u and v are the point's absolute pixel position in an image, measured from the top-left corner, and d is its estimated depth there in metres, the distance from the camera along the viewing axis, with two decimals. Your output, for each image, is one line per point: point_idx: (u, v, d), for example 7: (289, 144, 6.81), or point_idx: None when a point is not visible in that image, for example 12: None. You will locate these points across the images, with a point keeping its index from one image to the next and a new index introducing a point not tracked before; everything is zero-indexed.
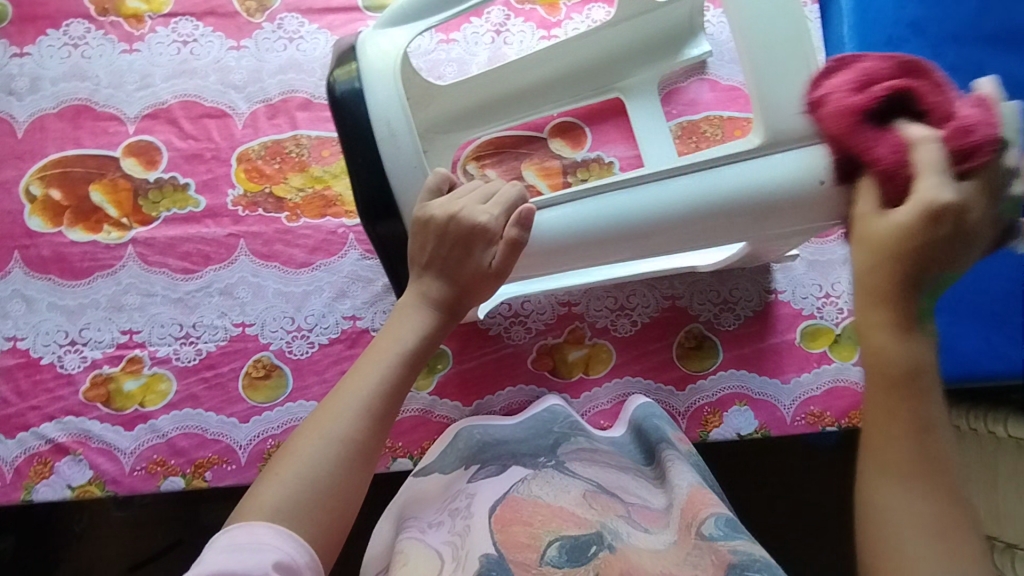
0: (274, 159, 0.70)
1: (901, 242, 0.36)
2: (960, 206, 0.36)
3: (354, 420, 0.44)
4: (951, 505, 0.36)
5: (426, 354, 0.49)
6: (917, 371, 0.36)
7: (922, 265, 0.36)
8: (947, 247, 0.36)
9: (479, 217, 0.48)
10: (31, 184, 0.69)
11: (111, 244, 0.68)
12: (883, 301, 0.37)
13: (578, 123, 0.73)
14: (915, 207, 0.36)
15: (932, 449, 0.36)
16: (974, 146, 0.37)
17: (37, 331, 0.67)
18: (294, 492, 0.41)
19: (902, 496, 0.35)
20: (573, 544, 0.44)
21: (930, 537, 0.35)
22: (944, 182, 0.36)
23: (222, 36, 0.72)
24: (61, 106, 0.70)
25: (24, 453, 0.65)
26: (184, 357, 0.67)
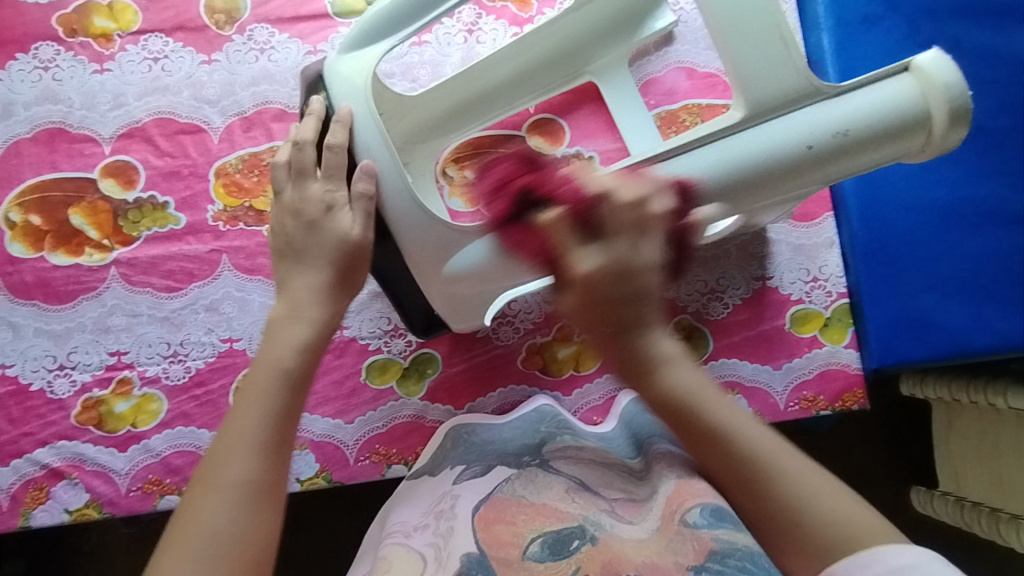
0: (252, 172, 0.70)
1: (595, 299, 0.46)
2: (613, 262, 0.46)
3: (248, 462, 0.44)
4: (799, 478, 0.44)
5: (311, 361, 0.50)
6: (690, 396, 0.46)
7: (620, 332, 0.46)
8: (623, 307, 0.46)
9: (316, 203, 0.53)
10: (9, 211, 0.68)
11: (94, 267, 0.68)
12: (634, 359, 0.47)
13: (556, 120, 0.73)
14: (579, 283, 0.46)
15: (741, 448, 0.45)
16: (590, 204, 0.47)
17: (25, 358, 0.67)
18: (198, 555, 0.41)
19: (746, 497, 0.44)
20: (554, 537, 0.45)
21: (784, 509, 0.43)
22: (588, 250, 0.46)
23: (192, 50, 0.72)
24: (36, 131, 0.70)
25: (19, 479, 0.65)
26: (174, 375, 0.67)
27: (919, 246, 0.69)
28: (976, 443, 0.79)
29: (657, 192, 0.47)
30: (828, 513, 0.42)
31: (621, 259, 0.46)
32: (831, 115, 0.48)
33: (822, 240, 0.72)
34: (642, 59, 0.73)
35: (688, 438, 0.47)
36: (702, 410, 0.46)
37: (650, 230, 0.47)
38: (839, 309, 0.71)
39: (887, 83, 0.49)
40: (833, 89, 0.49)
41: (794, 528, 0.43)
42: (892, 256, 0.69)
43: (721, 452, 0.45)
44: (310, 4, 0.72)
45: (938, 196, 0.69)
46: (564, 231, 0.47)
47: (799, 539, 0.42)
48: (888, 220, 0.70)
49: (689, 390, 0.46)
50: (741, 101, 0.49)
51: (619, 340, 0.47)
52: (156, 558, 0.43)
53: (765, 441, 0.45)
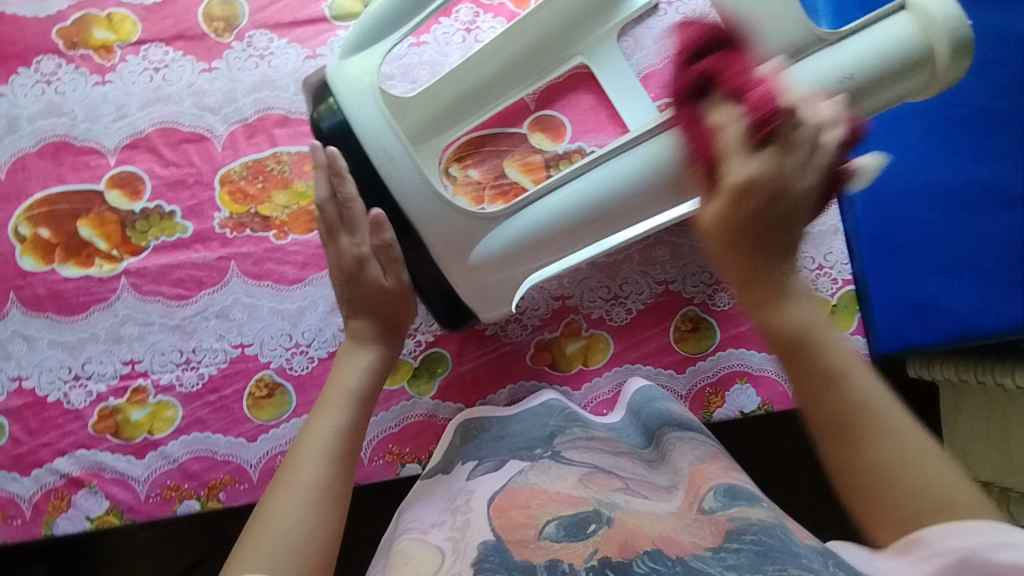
0: (257, 178, 0.70)
1: (740, 227, 0.41)
2: (770, 175, 0.40)
3: (321, 466, 0.48)
4: (907, 439, 0.39)
5: (377, 382, 0.56)
6: (809, 334, 0.41)
7: (758, 247, 0.41)
8: (773, 231, 0.41)
9: (349, 257, 0.57)
10: (19, 225, 0.69)
11: (104, 277, 0.69)
12: (759, 286, 0.41)
13: (557, 116, 0.73)
14: (727, 194, 0.41)
15: (860, 393, 0.40)
16: (768, 116, 0.41)
17: (40, 370, 0.68)
18: (272, 549, 0.43)
19: (847, 451, 0.39)
20: (569, 520, 0.45)
21: (883, 471, 0.38)
22: (747, 158, 0.41)
23: (192, 59, 0.72)
24: (40, 144, 0.70)
25: (41, 489, 0.66)
26: (187, 382, 0.68)
27: (919, 227, 0.69)
28: (984, 422, 0.80)
29: (830, 122, 0.43)
30: (931, 479, 0.38)
31: (805, 190, 0.41)
32: (837, 59, 0.48)
33: (828, 227, 0.73)
34: (639, 52, 0.73)
35: (796, 372, 0.41)
36: (822, 346, 0.41)
37: (819, 159, 0.41)
38: (846, 296, 0.72)
39: (882, 25, 0.49)
40: (831, 37, 0.49)
41: (893, 491, 0.38)
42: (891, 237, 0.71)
43: (829, 389, 0.40)
44: (307, 8, 0.73)
45: (941, 179, 0.68)
46: (729, 143, 0.42)
47: (883, 502, 0.38)
48: (888, 201, 0.71)
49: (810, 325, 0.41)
50: (745, 60, 0.49)
51: (755, 258, 0.41)
52: (229, 559, 0.44)
53: (881, 397, 0.40)
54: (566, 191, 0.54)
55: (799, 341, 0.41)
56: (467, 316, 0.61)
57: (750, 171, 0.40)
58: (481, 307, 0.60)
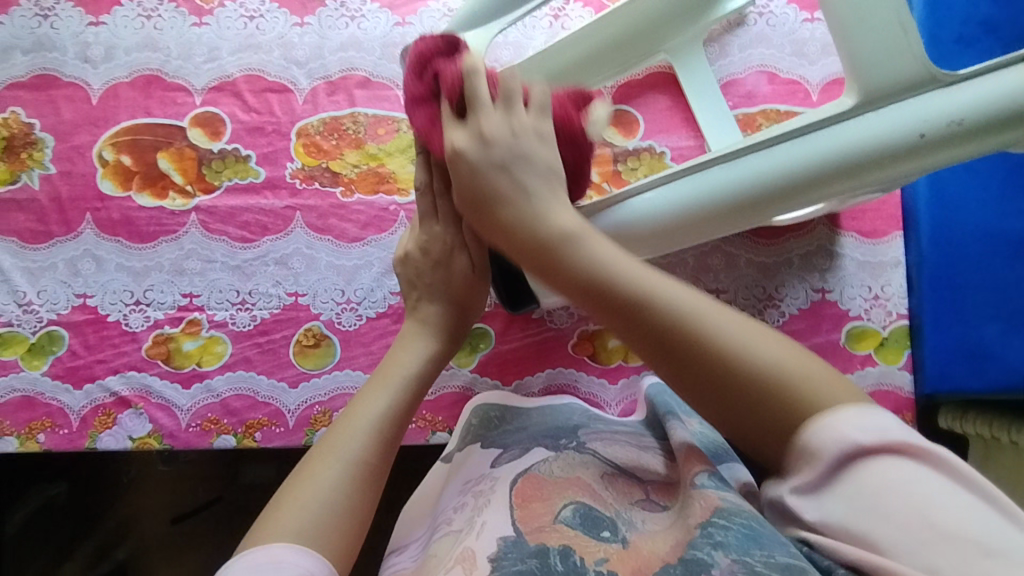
0: (332, 135, 0.72)
1: (470, 190, 0.49)
2: (479, 129, 0.49)
3: (365, 443, 0.49)
4: (716, 334, 0.41)
5: (433, 369, 0.58)
6: (601, 272, 0.44)
7: (493, 206, 0.49)
8: (486, 189, 0.49)
9: (440, 242, 0.60)
10: (103, 149, 0.72)
11: (175, 210, 0.71)
12: (530, 259, 0.47)
13: (631, 112, 0.73)
14: (449, 156, 0.50)
15: (662, 312, 0.42)
16: (454, 86, 0.50)
17: (105, 290, 0.70)
18: (308, 517, 0.44)
19: (673, 375, 0.42)
20: (586, 511, 0.48)
21: (725, 377, 0.40)
22: (454, 125, 0.50)
23: (287, 12, 0.74)
24: (133, 75, 0.73)
25: (90, 403, 0.69)
26: (240, 322, 0.70)
27: (983, 274, 0.69)
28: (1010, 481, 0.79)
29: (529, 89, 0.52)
30: (759, 364, 0.40)
31: (506, 132, 0.49)
32: (944, 101, 0.46)
33: (890, 259, 0.71)
34: (724, 59, 0.73)
35: (602, 309, 0.44)
36: (615, 283, 0.44)
37: (510, 109, 0.50)
38: (898, 331, 0.70)
39: (1002, 74, 0.46)
40: (951, 77, 0.47)
41: (750, 391, 0.39)
42: (956, 284, 0.69)
43: (633, 317, 0.43)
44: None
45: (1010, 227, 0.70)
46: (437, 122, 0.51)
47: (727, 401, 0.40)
48: (959, 246, 0.70)
49: (597, 267, 0.45)
50: (852, 88, 0.48)
51: (520, 238, 0.48)
52: (264, 510, 0.46)
53: (693, 304, 0.42)
54: (626, 204, 0.54)
55: (590, 283, 0.44)
56: (527, 299, 0.66)
57: (456, 137, 0.50)
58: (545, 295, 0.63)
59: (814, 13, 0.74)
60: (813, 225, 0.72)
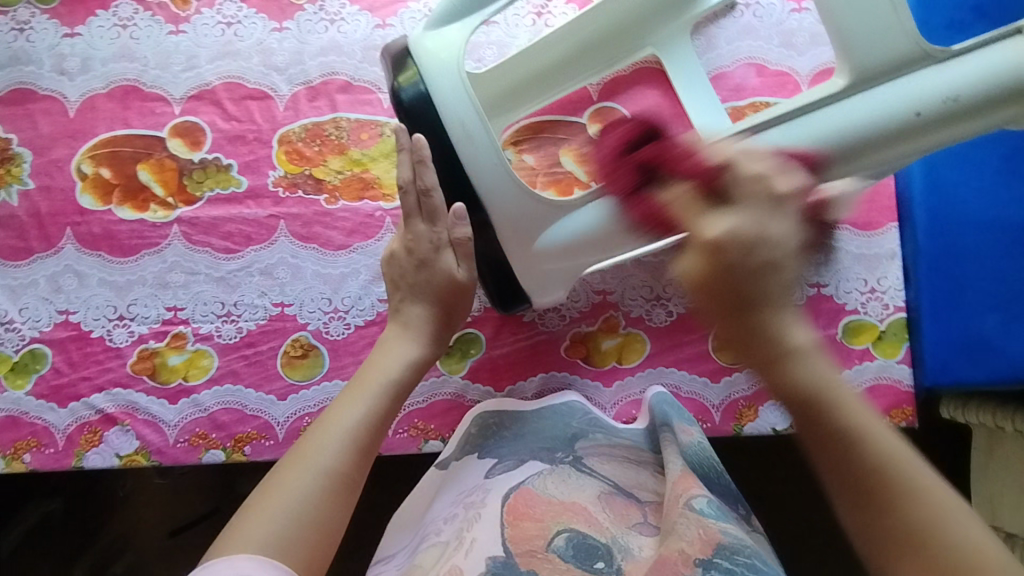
0: (314, 141, 0.71)
1: (716, 296, 0.42)
2: (744, 235, 0.42)
3: (340, 451, 0.48)
4: (919, 495, 0.38)
5: (416, 376, 0.57)
6: (823, 389, 0.41)
7: (748, 308, 0.41)
8: (747, 281, 0.41)
9: (427, 242, 0.59)
10: (82, 162, 0.71)
11: (157, 223, 0.70)
12: (735, 327, 0.42)
13: (618, 109, 0.72)
14: (700, 249, 0.42)
15: (873, 454, 0.40)
16: (709, 175, 0.45)
17: (88, 306, 0.69)
18: (274, 529, 0.42)
19: (862, 513, 0.39)
20: (580, 540, 0.46)
21: (920, 540, 0.38)
22: (714, 218, 0.43)
23: (265, 18, 0.73)
24: (111, 86, 0.72)
25: (75, 421, 0.68)
26: (226, 334, 0.69)
27: (981, 263, 0.68)
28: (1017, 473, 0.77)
29: (779, 173, 0.45)
30: (953, 538, 0.37)
31: (759, 229, 0.42)
32: (938, 80, 0.47)
33: (885, 250, 0.70)
34: (711, 52, 0.72)
35: (807, 426, 0.41)
36: (830, 407, 0.41)
37: (781, 210, 0.43)
38: (895, 323, 0.69)
39: (993, 49, 0.47)
40: (944, 54, 0.47)
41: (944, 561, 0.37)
42: (956, 272, 0.68)
43: (846, 453, 0.40)
44: None
45: (1009, 214, 0.68)
46: (684, 209, 0.45)
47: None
48: (955, 236, 0.69)
49: (822, 381, 0.41)
50: (844, 69, 0.48)
51: (733, 304, 0.42)
52: (229, 523, 0.44)
53: (897, 452, 0.40)
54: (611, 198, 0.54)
55: (812, 405, 0.41)
56: (521, 298, 0.61)
57: (720, 228, 0.42)
58: (538, 291, 0.61)
59: (801, 3, 0.73)
60: None
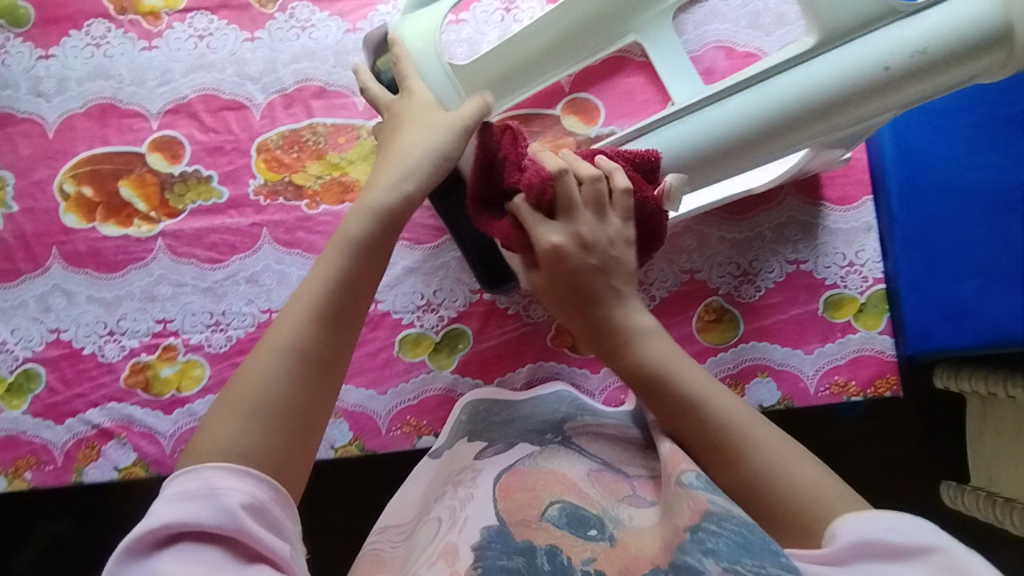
0: (292, 148, 0.72)
1: (562, 293, 0.53)
2: (576, 236, 0.52)
3: (299, 331, 0.47)
4: (755, 446, 0.47)
5: (384, 234, 0.52)
6: (659, 371, 0.51)
7: (585, 304, 0.53)
8: (586, 281, 0.52)
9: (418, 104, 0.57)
10: (64, 182, 0.71)
11: (142, 237, 0.71)
12: (607, 338, 0.52)
13: (591, 99, 0.73)
14: (541, 253, 0.52)
15: (709, 419, 0.49)
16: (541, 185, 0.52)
17: (78, 323, 0.70)
18: (244, 413, 0.44)
19: (720, 467, 0.48)
20: (572, 510, 0.48)
21: (762, 480, 0.46)
22: (546, 223, 0.52)
23: (236, 28, 0.73)
24: (88, 105, 0.73)
25: (73, 437, 0.69)
26: (216, 343, 0.70)
27: (957, 229, 0.69)
28: (1010, 437, 0.80)
29: (613, 170, 0.53)
30: (793, 479, 0.46)
31: (597, 233, 0.52)
32: (910, 31, 0.49)
33: (862, 224, 0.70)
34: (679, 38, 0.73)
35: (658, 405, 0.51)
36: (675, 379, 0.50)
37: (603, 211, 0.53)
38: (876, 295, 0.69)
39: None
40: (911, 7, 0.50)
41: (782, 495, 0.46)
42: (932, 243, 0.69)
43: (687, 420, 0.50)
44: None
45: (985, 178, 0.70)
46: (523, 212, 0.53)
47: (775, 516, 0.46)
48: (930, 204, 0.70)
49: (658, 364, 0.51)
50: (812, 28, 0.52)
51: (580, 306, 0.53)
52: (207, 414, 0.45)
53: (737, 413, 0.49)
54: None
55: (653, 383, 0.51)
56: (506, 276, 0.69)
57: (551, 237, 0.52)
58: None
59: None
60: (781, 197, 0.71)
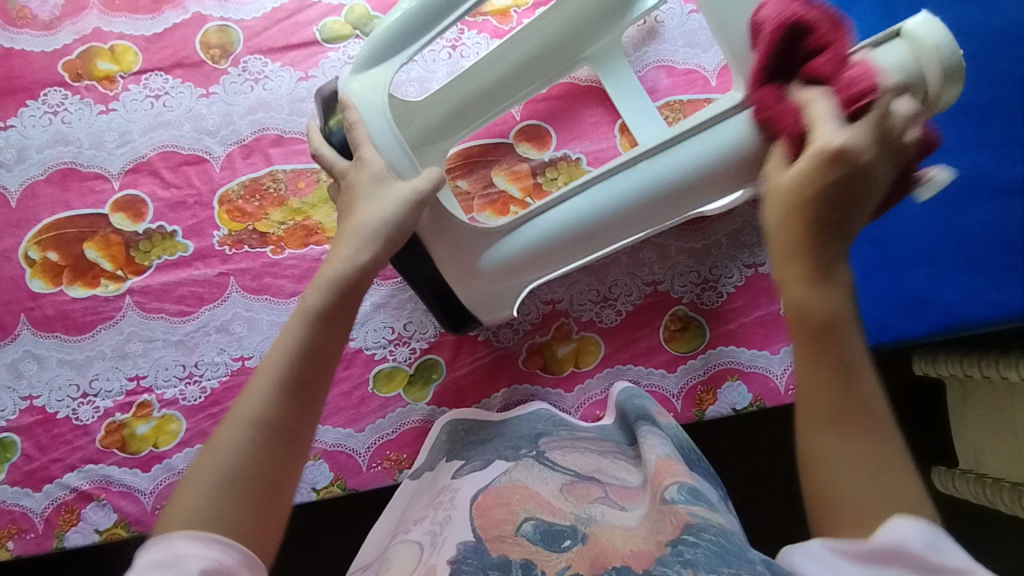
0: (254, 197, 0.73)
1: (809, 209, 0.43)
2: (862, 144, 0.43)
3: (265, 399, 0.46)
4: (878, 446, 0.41)
5: (348, 295, 0.52)
6: (835, 319, 0.42)
7: (830, 228, 0.43)
8: (847, 198, 0.43)
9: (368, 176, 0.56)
10: (29, 249, 0.72)
11: (109, 296, 0.71)
12: (794, 263, 0.43)
13: (542, 125, 0.75)
14: (817, 156, 0.43)
15: (859, 387, 0.42)
16: (858, 94, 0.46)
17: (50, 388, 0.70)
18: (211, 479, 0.43)
19: (833, 437, 0.41)
20: (546, 526, 0.48)
21: (857, 476, 0.40)
22: (837, 129, 0.44)
23: (191, 85, 0.75)
24: (49, 172, 0.74)
25: (51, 503, 0.68)
26: (190, 396, 0.70)
27: (907, 225, 0.71)
28: (990, 419, 0.81)
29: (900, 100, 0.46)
30: (892, 489, 0.40)
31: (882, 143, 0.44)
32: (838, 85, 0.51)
33: None
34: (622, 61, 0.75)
35: (813, 355, 0.42)
36: (845, 336, 0.42)
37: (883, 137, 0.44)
38: None
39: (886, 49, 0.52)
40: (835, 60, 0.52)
41: (874, 496, 0.40)
42: (876, 236, 0.72)
43: (834, 381, 0.42)
44: (299, 32, 0.76)
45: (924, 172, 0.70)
46: (820, 116, 0.46)
47: (840, 497, 0.40)
48: None
49: (835, 310, 0.42)
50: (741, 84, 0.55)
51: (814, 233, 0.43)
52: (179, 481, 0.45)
53: (869, 395, 0.42)
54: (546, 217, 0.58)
55: (826, 329, 0.42)
56: (467, 319, 0.65)
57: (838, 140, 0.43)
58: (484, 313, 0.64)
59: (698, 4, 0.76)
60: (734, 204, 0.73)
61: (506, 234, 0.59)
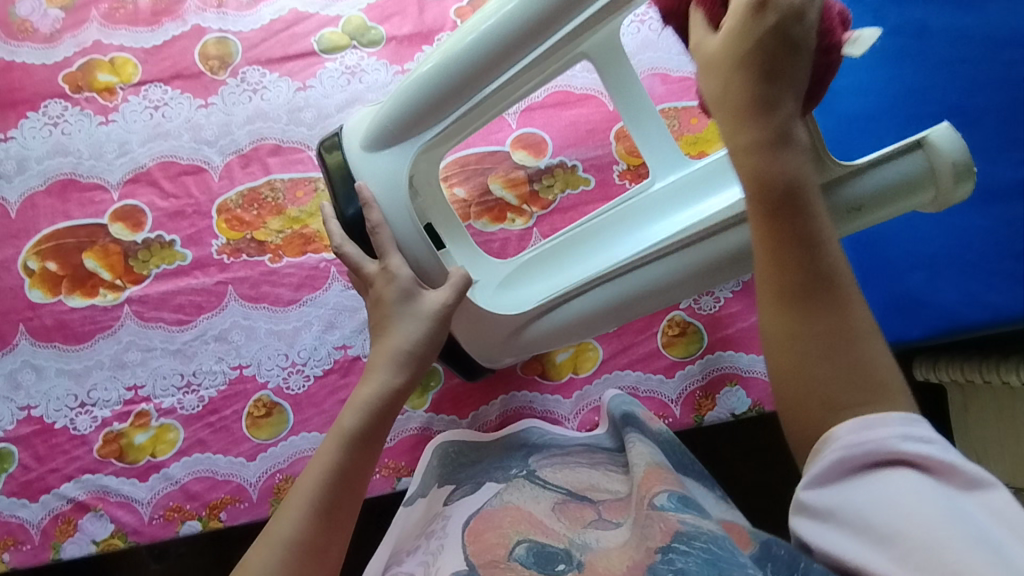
0: (252, 206, 0.73)
1: (743, 68, 0.41)
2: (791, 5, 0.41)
3: (299, 525, 0.49)
4: (847, 318, 0.39)
5: (379, 423, 0.53)
6: (796, 186, 0.40)
7: (765, 103, 0.40)
8: (779, 58, 0.41)
9: (396, 288, 0.54)
10: (28, 259, 0.72)
11: (108, 306, 0.72)
12: (747, 125, 0.41)
13: (538, 133, 0.75)
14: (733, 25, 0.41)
15: (826, 256, 0.40)
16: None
17: (48, 398, 0.70)
18: None
19: (793, 313, 0.39)
20: (539, 548, 0.48)
21: (827, 344, 0.38)
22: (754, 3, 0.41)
23: (190, 96, 0.76)
24: (49, 182, 0.74)
25: (48, 514, 0.68)
26: (188, 405, 0.70)
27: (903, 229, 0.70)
28: (992, 423, 0.80)
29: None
30: (862, 357, 0.38)
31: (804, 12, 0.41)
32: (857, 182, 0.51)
33: None
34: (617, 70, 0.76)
35: (774, 226, 0.40)
36: (806, 202, 0.40)
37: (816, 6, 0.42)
38: None
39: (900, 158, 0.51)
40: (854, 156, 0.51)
41: (850, 367, 0.38)
42: (876, 236, 0.72)
43: (800, 252, 0.40)
44: (297, 44, 0.77)
45: None
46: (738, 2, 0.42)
47: (811, 378, 0.38)
48: None
49: (794, 176, 0.40)
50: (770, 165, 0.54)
51: (750, 96, 0.41)
52: None
53: (841, 265, 0.40)
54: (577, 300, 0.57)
55: (786, 195, 0.40)
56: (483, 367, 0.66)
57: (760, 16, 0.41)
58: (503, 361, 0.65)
59: None
60: None
61: (537, 317, 0.58)
